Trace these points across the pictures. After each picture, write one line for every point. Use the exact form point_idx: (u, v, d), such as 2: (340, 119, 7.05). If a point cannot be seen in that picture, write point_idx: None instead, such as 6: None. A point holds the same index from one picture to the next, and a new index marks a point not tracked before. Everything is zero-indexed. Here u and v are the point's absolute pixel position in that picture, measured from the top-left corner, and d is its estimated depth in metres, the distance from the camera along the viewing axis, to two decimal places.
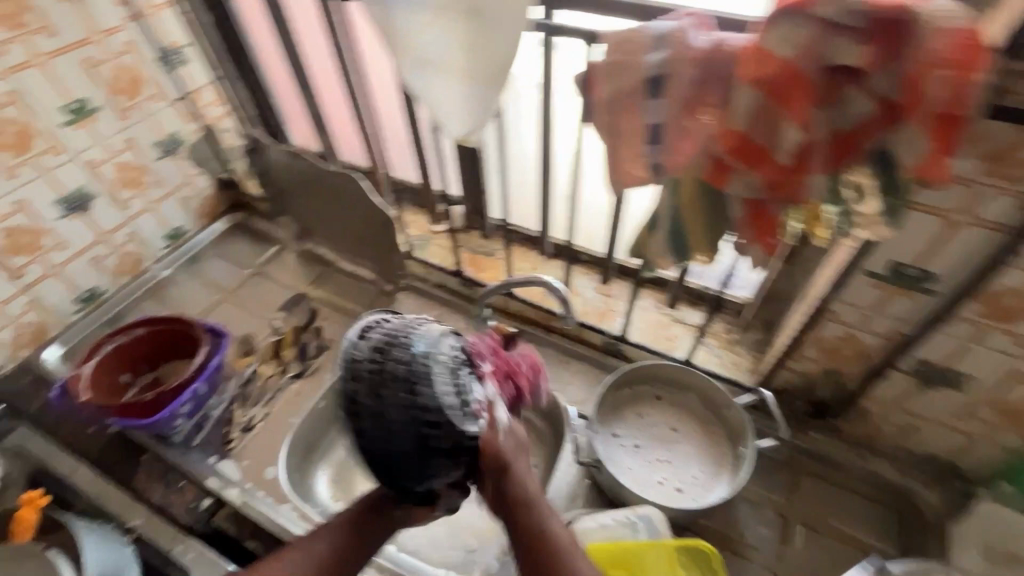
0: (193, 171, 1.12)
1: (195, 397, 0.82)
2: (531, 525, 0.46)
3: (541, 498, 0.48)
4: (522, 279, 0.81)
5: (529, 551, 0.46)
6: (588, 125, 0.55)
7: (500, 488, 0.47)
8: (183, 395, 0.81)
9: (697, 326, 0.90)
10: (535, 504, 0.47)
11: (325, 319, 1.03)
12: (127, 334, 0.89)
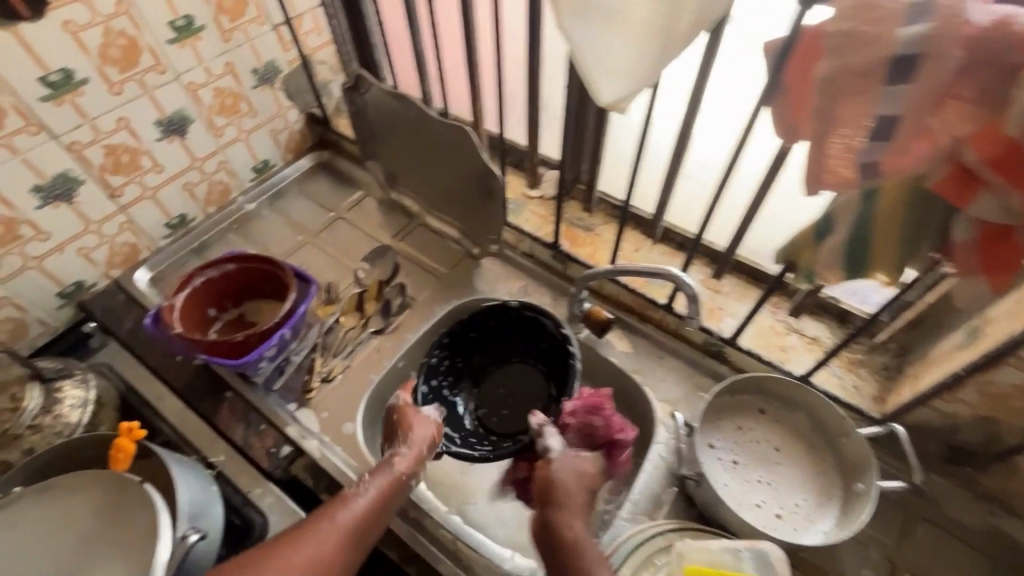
0: (285, 103, 1.08)
1: (282, 342, 0.82)
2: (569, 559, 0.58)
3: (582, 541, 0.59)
4: (651, 270, 0.72)
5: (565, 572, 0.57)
6: (785, 106, 0.46)
7: (549, 523, 0.62)
8: (272, 339, 0.80)
9: (816, 340, 0.81)
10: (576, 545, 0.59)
11: (406, 275, 0.99)
12: (217, 269, 0.87)
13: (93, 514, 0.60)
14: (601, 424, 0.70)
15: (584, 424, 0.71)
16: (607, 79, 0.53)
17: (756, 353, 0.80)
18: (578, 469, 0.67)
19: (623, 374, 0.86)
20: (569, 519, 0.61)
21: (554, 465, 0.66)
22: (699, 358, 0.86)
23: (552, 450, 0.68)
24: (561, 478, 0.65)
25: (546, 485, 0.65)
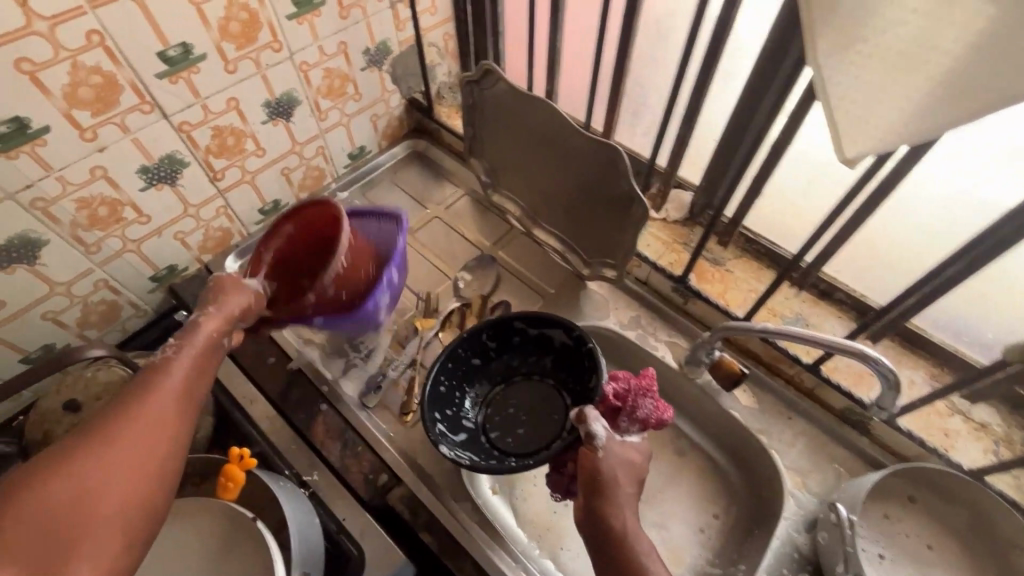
0: (389, 88, 1.00)
1: (390, 286, 0.77)
2: (622, 557, 0.54)
3: (636, 534, 0.55)
4: (824, 341, 0.61)
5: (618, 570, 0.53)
6: None
7: (595, 510, 0.57)
8: (382, 285, 0.74)
9: (985, 426, 0.71)
10: (629, 540, 0.54)
11: (509, 291, 0.93)
12: (278, 234, 0.73)
13: (216, 540, 0.58)
14: (647, 407, 0.63)
15: (634, 407, 0.63)
16: (856, 131, 0.44)
17: (913, 434, 0.71)
18: (625, 460, 0.60)
19: (746, 431, 0.78)
20: (624, 512, 0.56)
21: (600, 453, 0.59)
22: (838, 427, 0.76)
23: (596, 435, 0.60)
24: (611, 469, 0.58)
25: (603, 480, 0.58)
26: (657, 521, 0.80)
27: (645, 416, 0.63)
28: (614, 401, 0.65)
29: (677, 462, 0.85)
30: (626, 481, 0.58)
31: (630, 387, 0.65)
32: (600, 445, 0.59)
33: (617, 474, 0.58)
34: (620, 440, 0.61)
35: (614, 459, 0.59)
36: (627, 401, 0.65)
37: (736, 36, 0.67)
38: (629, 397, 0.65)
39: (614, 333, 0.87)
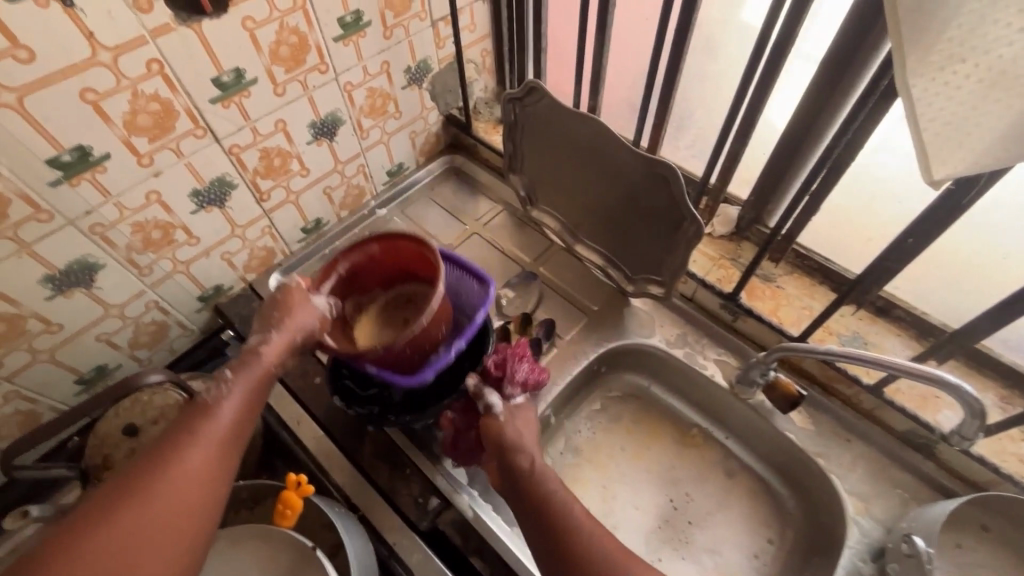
0: (428, 104, 1.00)
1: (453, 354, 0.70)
2: (536, 495, 0.57)
3: (542, 469, 0.60)
4: (901, 366, 0.59)
5: (536, 512, 0.56)
6: None
7: (504, 462, 0.62)
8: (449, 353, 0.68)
9: None
10: (537, 475, 0.59)
11: (551, 307, 0.91)
12: (361, 252, 0.70)
13: (275, 569, 0.58)
14: (522, 369, 0.70)
15: (513, 372, 0.70)
16: (948, 154, 0.42)
17: (987, 461, 0.68)
18: (524, 422, 0.67)
19: (803, 454, 0.76)
20: (531, 457, 0.61)
21: (498, 420, 0.65)
22: (902, 450, 0.73)
23: (494, 409, 0.66)
24: (510, 426, 0.65)
25: (507, 439, 0.63)
26: (709, 546, 0.78)
27: (522, 377, 0.70)
28: (492, 373, 0.70)
29: (727, 485, 0.83)
30: (522, 429, 0.65)
31: (500, 356, 0.71)
32: (503, 416, 0.66)
33: (518, 431, 0.64)
34: (513, 406, 0.68)
35: (515, 424, 0.65)
36: (503, 368, 0.70)
37: (795, 50, 0.65)
38: (503, 363, 0.70)
39: (661, 352, 0.86)
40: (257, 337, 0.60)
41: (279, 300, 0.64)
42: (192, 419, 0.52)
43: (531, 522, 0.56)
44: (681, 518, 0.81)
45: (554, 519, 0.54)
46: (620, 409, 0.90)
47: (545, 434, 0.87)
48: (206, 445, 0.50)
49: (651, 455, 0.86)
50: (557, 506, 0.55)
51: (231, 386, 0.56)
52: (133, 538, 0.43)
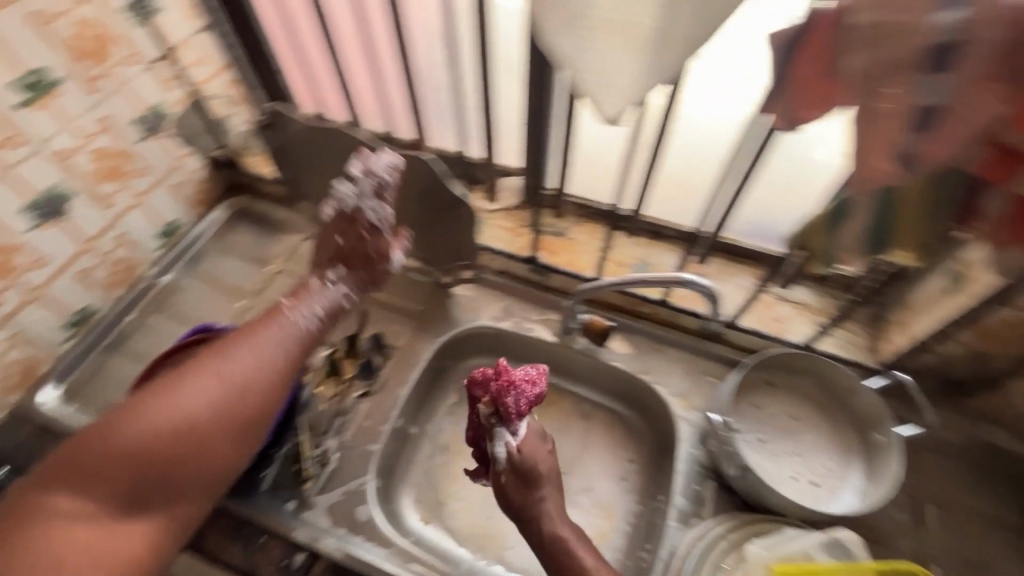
0: (181, 152, 0.91)
1: None
2: (557, 553, 0.64)
3: (557, 523, 0.66)
4: (653, 278, 0.68)
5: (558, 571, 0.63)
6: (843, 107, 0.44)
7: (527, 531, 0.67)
8: None
9: (806, 305, 0.83)
10: (558, 537, 0.65)
11: (377, 321, 0.89)
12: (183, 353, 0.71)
13: None
14: (514, 400, 0.67)
15: (505, 406, 0.67)
16: (607, 94, 0.49)
17: (754, 331, 0.81)
18: (530, 470, 0.68)
19: (630, 377, 0.85)
20: (541, 524, 0.66)
21: (503, 477, 0.68)
22: (700, 344, 0.85)
23: (500, 459, 0.68)
24: (513, 489, 0.68)
25: (517, 500, 0.68)
26: (583, 486, 0.84)
27: (519, 408, 0.67)
28: (492, 409, 0.69)
29: (584, 426, 0.89)
30: (533, 483, 0.68)
31: (491, 392, 0.69)
32: (505, 470, 0.68)
33: (523, 487, 0.68)
34: (523, 447, 0.68)
35: (520, 479, 0.68)
36: (499, 400, 0.68)
37: None
38: (496, 396, 0.68)
39: (489, 329, 0.89)
40: (344, 285, 0.71)
41: (378, 257, 0.72)
42: (276, 319, 0.64)
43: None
44: None
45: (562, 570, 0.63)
46: None
47: (408, 445, 0.86)
48: (281, 353, 0.62)
49: None
50: (565, 559, 0.63)
51: (316, 319, 0.66)
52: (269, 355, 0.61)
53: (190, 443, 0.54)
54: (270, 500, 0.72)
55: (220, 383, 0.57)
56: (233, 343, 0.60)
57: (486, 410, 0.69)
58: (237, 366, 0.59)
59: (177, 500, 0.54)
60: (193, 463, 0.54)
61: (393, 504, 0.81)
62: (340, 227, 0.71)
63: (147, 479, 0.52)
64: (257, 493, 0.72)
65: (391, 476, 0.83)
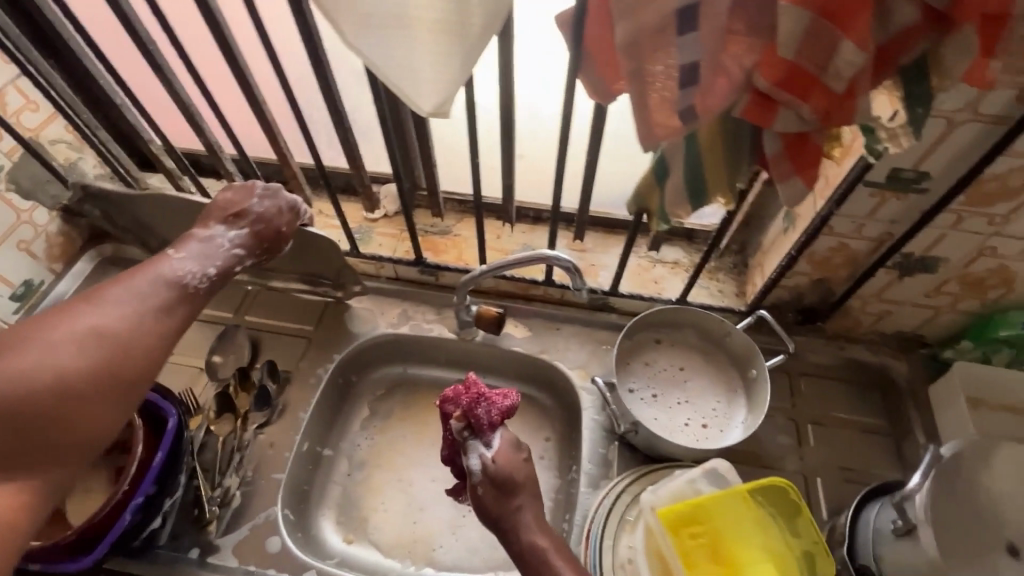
0: (24, 206, 0.84)
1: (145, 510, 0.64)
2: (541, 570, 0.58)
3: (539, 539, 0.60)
4: (523, 258, 0.71)
5: None
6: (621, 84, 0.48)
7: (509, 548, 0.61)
8: (124, 517, 0.61)
9: (678, 263, 0.88)
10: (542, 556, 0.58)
11: (271, 349, 0.86)
12: None
13: None
14: (486, 408, 0.66)
15: (478, 416, 0.66)
16: (421, 89, 0.50)
17: (635, 295, 0.86)
18: (507, 479, 0.64)
19: (530, 359, 0.87)
20: (521, 536, 0.61)
21: (480, 489, 0.64)
22: (591, 315, 0.89)
23: (475, 472, 0.65)
24: (487, 500, 0.64)
25: (494, 513, 0.63)
26: None
27: (492, 419, 0.67)
28: (465, 423, 0.67)
29: None
30: (511, 492, 0.64)
31: (462, 404, 0.67)
32: (481, 482, 0.65)
33: (500, 496, 0.64)
34: (495, 457, 0.66)
35: (496, 488, 0.64)
36: (472, 411, 0.67)
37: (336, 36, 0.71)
38: (469, 408, 0.67)
39: (389, 336, 0.89)
40: (242, 247, 0.67)
41: (281, 229, 0.71)
42: (159, 271, 0.60)
43: None
44: None
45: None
46: (388, 404, 0.91)
47: (321, 468, 0.84)
48: (162, 312, 0.58)
49: (430, 427, 0.90)
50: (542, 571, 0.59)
51: (206, 278, 0.62)
52: (150, 315, 0.57)
53: (66, 402, 0.50)
54: (172, 551, 0.69)
55: (95, 338, 0.53)
56: (109, 292, 0.56)
57: (458, 424, 0.67)
58: (111, 321, 0.54)
59: (47, 465, 0.50)
60: (64, 425, 0.50)
61: (312, 529, 0.80)
62: (246, 193, 0.69)
63: (13, 438, 0.48)
64: (156, 547, 0.69)
65: (307, 502, 0.81)
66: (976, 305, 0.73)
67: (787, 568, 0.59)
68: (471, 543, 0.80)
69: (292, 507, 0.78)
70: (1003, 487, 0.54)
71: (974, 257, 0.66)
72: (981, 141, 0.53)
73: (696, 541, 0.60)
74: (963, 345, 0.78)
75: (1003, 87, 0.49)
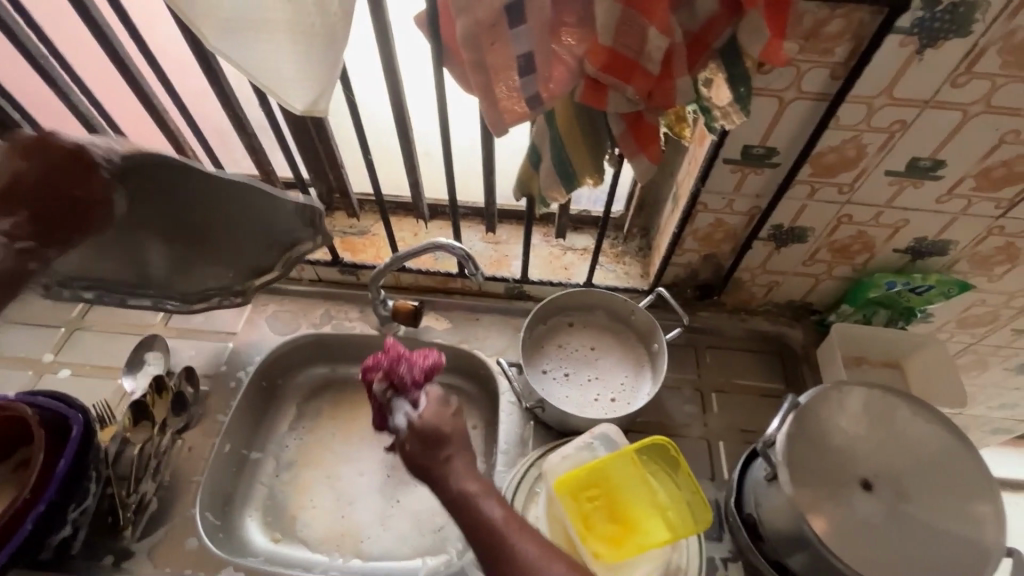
0: None
1: (51, 516, 0.64)
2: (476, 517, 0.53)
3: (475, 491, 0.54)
4: (414, 250, 0.74)
5: (478, 539, 0.52)
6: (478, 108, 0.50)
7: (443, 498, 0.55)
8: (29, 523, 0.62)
9: (586, 250, 0.93)
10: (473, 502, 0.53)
11: (190, 357, 0.87)
12: None
13: None
14: (408, 369, 0.68)
15: (399, 374, 0.68)
16: (291, 88, 0.52)
17: (546, 281, 0.90)
18: (434, 430, 0.59)
19: (451, 348, 0.90)
20: (450, 483, 0.55)
21: (407, 442, 0.59)
22: (508, 304, 0.92)
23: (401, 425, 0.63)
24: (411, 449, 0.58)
25: (424, 464, 0.57)
26: None
27: (414, 377, 0.68)
28: (387, 385, 0.68)
29: None
30: (438, 440, 0.58)
31: (384, 367, 0.69)
32: (408, 437, 0.60)
33: (426, 449, 0.58)
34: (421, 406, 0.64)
35: (423, 441, 0.58)
36: (395, 373, 0.68)
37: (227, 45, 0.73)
38: (391, 371, 0.68)
39: (312, 337, 0.90)
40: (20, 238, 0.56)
41: (78, 196, 0.57)
42: None
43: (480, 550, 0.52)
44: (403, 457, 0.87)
45: (491, 539, 0.51)
46: (317, 404, 0.91)
47: (246, 470, 0.84)
48: None
49: (359, 422, 0.91)
50: (473, 517, 0.53)
51: None
52: None
53: None
54: (89, 558, 0.70)
55: None
56: None
57: (381, 384, 0.68)
58: None
59: None
60: None
61: (236, 531, 0.80)
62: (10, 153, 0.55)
63: None
64: (72, 555, 0.70)
65: (232, 504, 0.82)
66: (848, 269, 0.80)
67: (672, 517, 0.63)
68: (397, 532, 0.81)
69: (213, 510, 0.78)
70: (853, 427, 0.60)
71: (834, 225, 0.73)
72: (811, 116, 0.60)
73: (594, 503, 0.65)
74: (844, 309, 0.84)
75: (816, 67, 0.55)
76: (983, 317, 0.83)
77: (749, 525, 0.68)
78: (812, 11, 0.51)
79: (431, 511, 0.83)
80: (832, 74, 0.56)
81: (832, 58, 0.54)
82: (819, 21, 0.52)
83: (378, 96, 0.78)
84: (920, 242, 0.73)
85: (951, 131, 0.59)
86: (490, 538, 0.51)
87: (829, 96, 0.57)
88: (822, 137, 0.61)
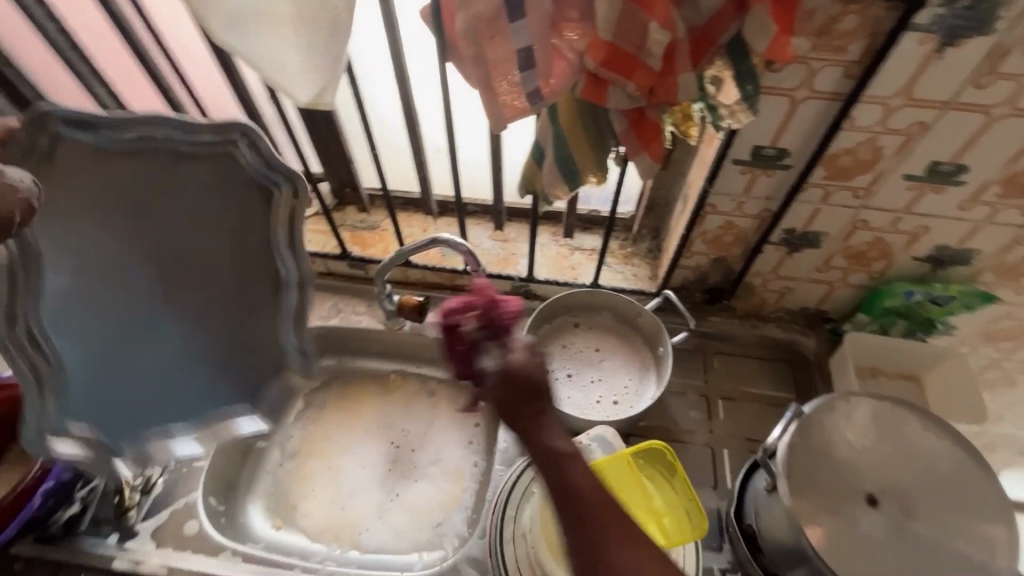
0: None
1: None
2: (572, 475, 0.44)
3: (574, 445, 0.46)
4: (418, 245, 0.75)
5: (569, 500, 0.43)
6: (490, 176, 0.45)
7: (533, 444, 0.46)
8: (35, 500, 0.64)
9: (594, 250, 0.92)
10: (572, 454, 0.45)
11: None
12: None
13: None
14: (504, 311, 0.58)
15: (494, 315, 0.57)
16: (295, 79, 0.52)
17: (552, 280, 0.89)
18: (531, 377, 0.49)
19: None
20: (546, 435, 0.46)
21: (496, 386, 0.49)
22: None
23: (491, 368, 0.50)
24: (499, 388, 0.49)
25: (511, 405, 0.48)
26: (431, 460, 0.87)
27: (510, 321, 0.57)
28: (479, 322, 0.57)
29: (431, 404, 0.92)
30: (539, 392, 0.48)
31: (478, 305, 0.58)
32: (497, 378, 0.49)
33: (519, 394, 0.48)
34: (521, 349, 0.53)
35: (513, 384, 0.48)
36: (489, 314, 0.57)
37: None
38: (484, 311, 0.58)
39: (319, 329, 0.92)
40: None
41: None
42: None
43: (566, 515, 0.43)
44: (405, 451, 0.88)
45: (581, 508, 0.42)
46: (323, 396, 0.92)
47: (251, 458, 0.86)
48: None
49: (363, 415, 0.91)
50: (564, 474, 0.44)
51: None
52: None
53: None
54: (93, 536, 0.72)
55: None
56: None
57: (472, 325, 0.58)
58: None
59: None
60: None
61: (237, 517, 0.82)
62: None
63: None
64: (77, 532, 0.72)
65: (235, 489, 0.84)
66: (865, 277, 0.77)
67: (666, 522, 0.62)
68: (394, 526, 0.82)
69: (216, 495, 0.80)
70: (860, 440, 0.58)
71: (849, 231, 0.70)
72: (824, 116, 0.58)
73: None
74: (860, 319, 0.81)
75: (829, 66, 0.54)
76: (1010, 331, 0.79)
77: (748, 536, 0.66)
78: (824, 7, 0.49)
79: (429, 506, 0.83)
80: (846, 72, 0.54)
81: (846, 56, 0.53)
82: (833, 17, 0.50)
83: (389, 91, 0.78)
84: (942, 250, 0.70)
85: (974, 134, 0.57)
86: (577, 503, 0.43)
87: (842, 96, 0.56)
88: (835, 138, 0.59)
